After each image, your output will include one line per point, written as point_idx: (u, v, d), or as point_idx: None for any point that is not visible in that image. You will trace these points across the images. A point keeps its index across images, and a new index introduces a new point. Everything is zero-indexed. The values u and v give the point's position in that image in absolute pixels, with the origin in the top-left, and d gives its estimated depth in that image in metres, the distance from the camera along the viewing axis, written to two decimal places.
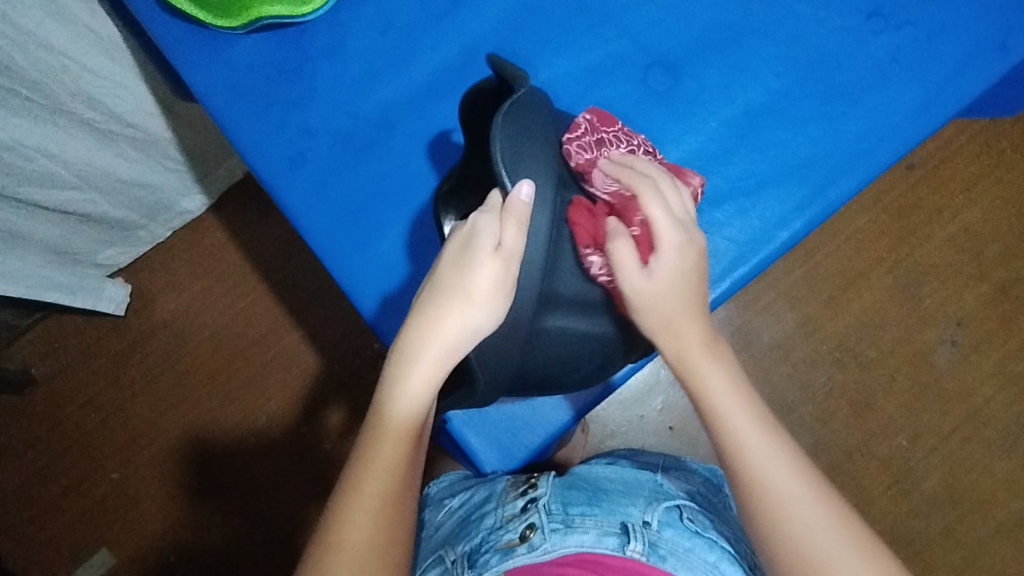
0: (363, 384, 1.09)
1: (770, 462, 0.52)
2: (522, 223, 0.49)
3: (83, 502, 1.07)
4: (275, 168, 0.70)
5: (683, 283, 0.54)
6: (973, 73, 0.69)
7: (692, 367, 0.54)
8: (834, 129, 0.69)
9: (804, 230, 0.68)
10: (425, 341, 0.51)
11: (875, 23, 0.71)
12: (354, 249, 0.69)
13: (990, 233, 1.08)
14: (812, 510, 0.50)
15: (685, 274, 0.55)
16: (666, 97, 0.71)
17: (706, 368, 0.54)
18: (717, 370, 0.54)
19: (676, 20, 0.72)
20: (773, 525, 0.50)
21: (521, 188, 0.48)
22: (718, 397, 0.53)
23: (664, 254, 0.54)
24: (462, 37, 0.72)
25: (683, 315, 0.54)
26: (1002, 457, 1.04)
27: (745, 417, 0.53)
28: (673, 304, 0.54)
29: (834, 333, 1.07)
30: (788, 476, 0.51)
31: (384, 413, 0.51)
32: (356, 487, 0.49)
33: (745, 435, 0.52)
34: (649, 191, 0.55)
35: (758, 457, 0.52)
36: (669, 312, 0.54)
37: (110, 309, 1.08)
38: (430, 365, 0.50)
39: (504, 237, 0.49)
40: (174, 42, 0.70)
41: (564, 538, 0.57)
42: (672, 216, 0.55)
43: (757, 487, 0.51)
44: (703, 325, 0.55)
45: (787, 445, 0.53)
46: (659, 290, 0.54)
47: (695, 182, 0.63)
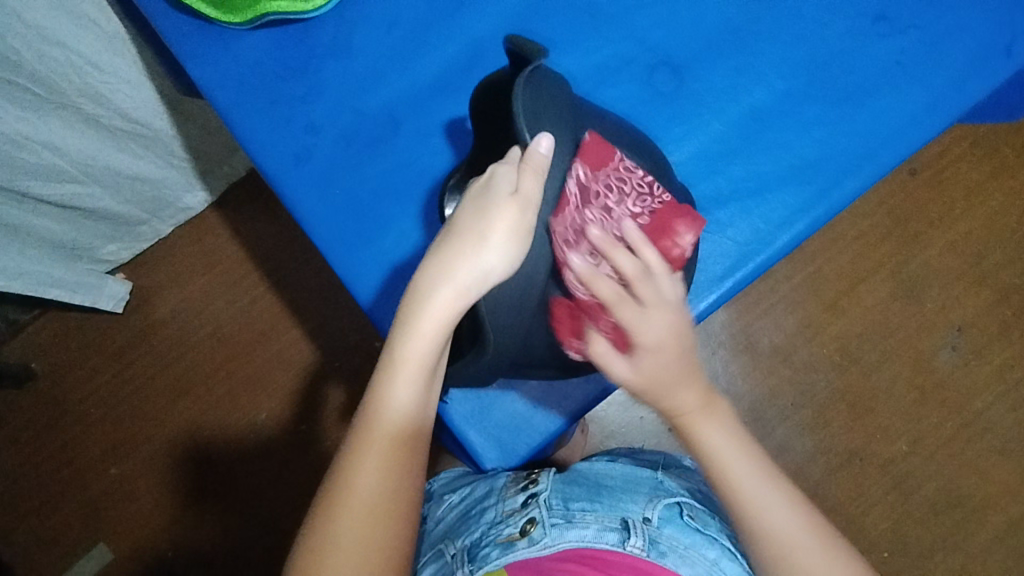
0: (363, 382, 1.09)
1: (773, 516, 0.51)
2: (540, 173, 0.51)
3: (81, 496, 1.07)
4: (279, 164, 0.70)
5: (674, 359, 0.51)
6: (977, 77, 0.69)
7: (692, 428, 0.52)
8: (838, 132, 0.69)
9: (807, 232, 0.68)
10: (441, 280, 0.49)
11: (880, 26, 0.71)
12: (357, 244, 0.69)
13: (992, 239, 1.08)
14: (814, 557, 0.50)
15: (675, 351, 0.51)
16: (671, 97, 0.71)
17: (704, 429, 0.52)
18: (719, 433, 0.52)
19: (681, 22, 0.72)
20: (784, 574, 0.50)
21: (541, 139, 0.51)
22: (720, 459, 0.52)
23: (643, 353, 0.50)
24: (468, 34, 0.72)
25: (681, 382, 0.51)
26: (1002, 463, 1.04)
27: (748, 476, 0.52)
28: (672, 372, 0.51)
29: (835, 337, 1.07)
30: (795, 523, 0.51)
31: (396, 358, 0.49)
32: (368, 433, 0.48)
33: (744, 495, 0.52)
34: (620, 294, 0.50)
35: (764, 511, 0.51)
36: (664, 384, 0.51)
37: (108, 306, 1.08)
38: (444, 306, 0.49)
39: (521, 183, 0.50)
40: (180, 36, 0.70)
41: (564, 533, 0.57)
42: (645, 312, 0.50)
43: (756, 537, 0.51)
44: (697, 384, 0.52)
45: (790, 495, 0.52)
46: (651, 368, 0.51)
47: (686, 239, 0.58)
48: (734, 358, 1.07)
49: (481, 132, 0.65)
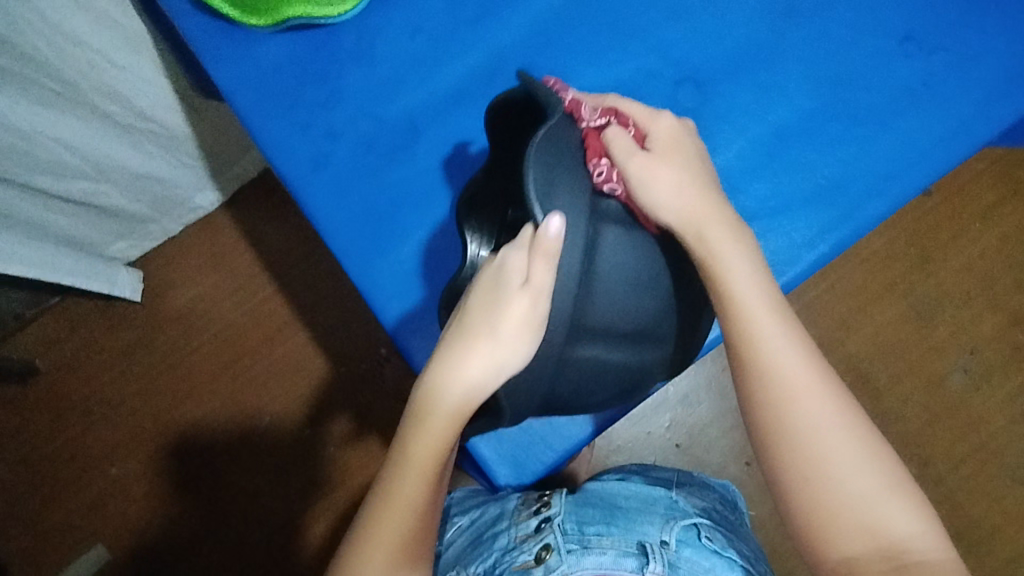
0: (368, 387, 1.08)
1: (795, 363, 0.53)
2: (551, 260, 0.48)
3: (81, 496, 1.06)
4: (297, 169, 0.69)
5: (686, 170, 0.57)
6: (1004, 102, 0.69)
7: (717, 264, 0.55)
8: (863, 153, 0.69)
9: (830, 253, 0.68)
10: (449, 387, 0.50)
11: (906, 47, 0.70)
12: (374, 253, 0.68)
13: (1007, 261, 1.07)
14: (820, 410, 0.52)
15: (688, 154, 0.59)
16: (694, 113, 0.70)
17: (729, 256, 0.55)
18: (750, 275, 0.55)
19: (705, 37, 0.71)
20: (794, 431, 0.52)
21: (551, 222, 0.47)
22: (749, 300, 0.54)
23: (660, 141, 0.58)
24: (491, 44, 0.71)
25: (711, 223, 0.56)
26: (1013, 489, 1.02)
27: (772, 321, 0.54)
28: (694, 208, 0.56)
29: (847, 356, 1.06)
30: (814, 380, 0.53)
31: (403, 459, 0.51)
32: (377, 522, 0.52)
33: (761, 334, 0.53)
34: (621, 98, 0.62)
35: (787, 360, 0.53)
36: (677, 199, 0.56)
37: (127, 295, 1.07)
38: (454, 406, 0.50)
39: (532, 275, 0.48)
40: (200, 37, 0.69)
41: (581, 560, 0.56)
42: (653, 113, 0.61)
43: (769, 379, 0.53)
44: (730, 230, 0.56)
45: (811, 354, 0.54)
46: (668, 179, 0.56)
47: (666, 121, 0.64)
48: None
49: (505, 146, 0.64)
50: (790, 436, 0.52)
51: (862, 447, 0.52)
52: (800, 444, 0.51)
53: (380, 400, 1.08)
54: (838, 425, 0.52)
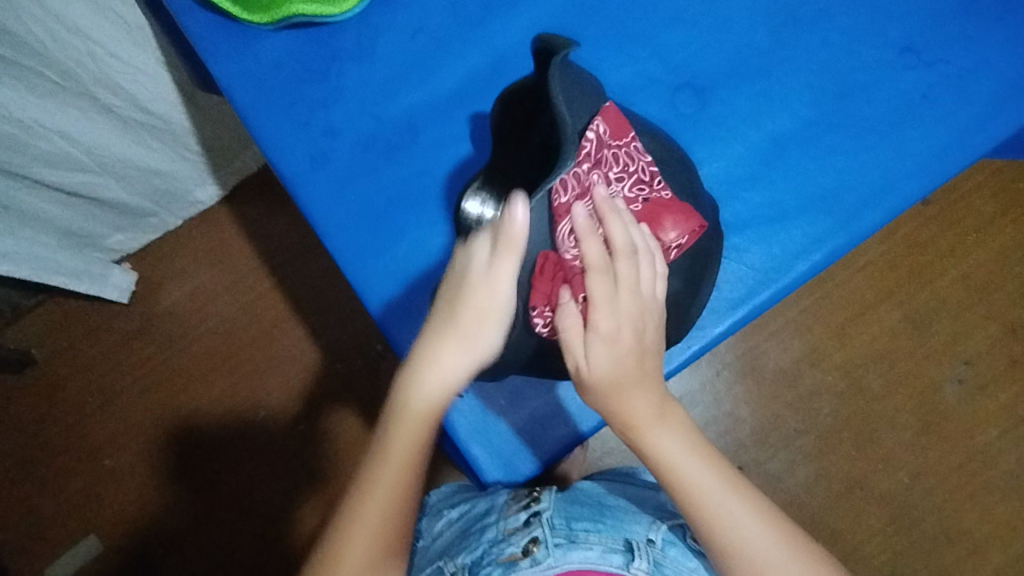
0: (364, 385, 1.08)
1: (735, 516, 0.51)
2: (515, 250, 0.50)
3: (74, 486, 1.06)
4: (296, 166, 0.69)
5: (619, 370, 0.51)
6: (1003, 114, 0.69)
7: (640, 437, 0.52)
8: (860, 163, 0.69)
9: (824, 262, 0.68)
10: (430, 371, 0.51)
11: (906, 58, 0.70)
12: (370, 251, 0.68)
13: (1004, 273, 1.07)
14: (784, 564, 0.50)
15: (636, 314, 0.52)
16: (692, 119, 0.70)
17: (659, 435, 0.52)
18: (670, 438, 0.52)
19: (706, 43, 0.72)
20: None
21: (515, 210, 0.49)
22: (679, 470, 0.51)
23: (597, 342, 0.51)
24: (492, 46, 0.72)
25: (631, 385, 0.52)
26: (1005, 500, 1.02)
27: (712, 486, 0.51)
28: (625, 378, 0.51)
29: (841, 364, 1.06)
30: (767, 541, 0.50)
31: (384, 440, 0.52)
32: (357, 513, 0.51)
33: (706, 510, 0.51)
34: (598, 270, 0.51)
35: (728, 520, 0.50)
36: (616, 391, 0.51)
37: (113, 296, 1.07)
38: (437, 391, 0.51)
39: (496, 264, 0.50)
40: (202, 33, 0.70)
41: (568, 554, 0.56)
42: (614, 301, 0.51)
43: (725, 555, 0.50)
44: (649, 391, 0.52)
45: (749, 496, 0.52)
46: (602, 375, 0.51)
47: (670, 237, 0.61)
48: (739, 379, 1.06)
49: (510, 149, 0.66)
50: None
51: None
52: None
53: (375, 398, 1.08)
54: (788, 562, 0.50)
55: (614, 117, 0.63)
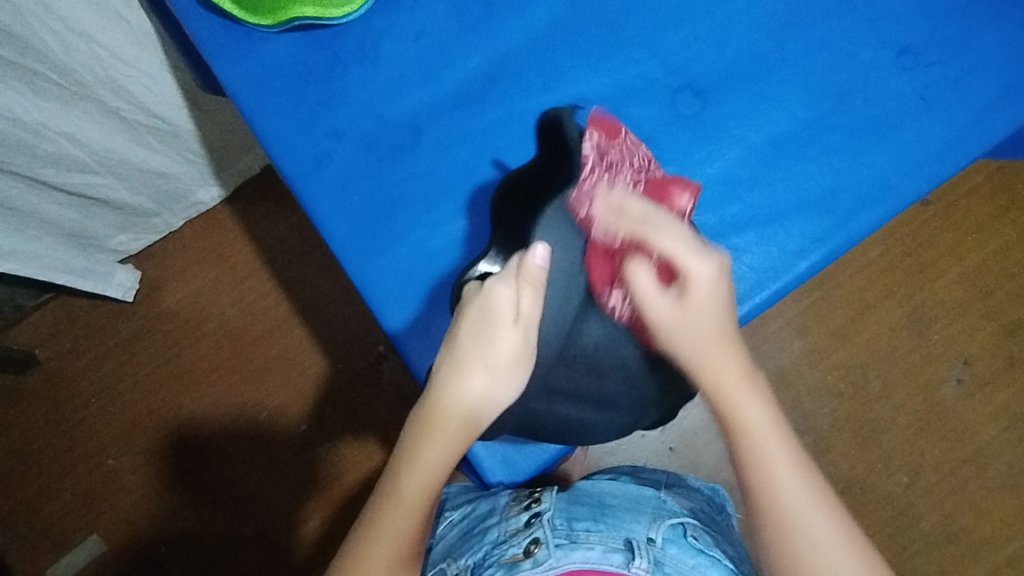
0: (365, 385, 1.09)
1: (795, 490, 0.51)
2: (536, 288, 0.52)
3: (77, 486, 1.07)
4: (299, 167, 0.70)
5: (716, 302, 0.54)
6: (999, 115, 0.70)
7: (725, 398, 0.53)
8: (859, 163, 0.70)
9: (823, 261, 0.68)
10: (446, 418, 0.52)
11: (904, 60, 0.71)
12: (372, 252, 0.69)
13: (1002, 273, 1.08)
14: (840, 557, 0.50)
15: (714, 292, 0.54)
16: (692, 120, 0.71)
17: (742, 395, 0.53)
18: (754, 406, 0.53)
19: (706, 45, 0.72)
20: (793, 556, 0.50)
21: (537, 251, 0.52)
22: (760, 431, 0.52)
23: (693, 281, 0.54)
24: (493, 48, 0.72)
25: (717, 345, 0.54)
26: (1003, 499, 1.03)
27: (790, 459, 0.52)
28: (702, 334, 0.54)
29: (840, 364, 1.07)
30: (832, 526, 0.50)
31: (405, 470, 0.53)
32: (367, 552, 0.52)
33: (779, 477, 0.51)
34: (655, 230, 0.56)
35: (789, 492, 0.51)
36: (692, 339, 0.54)
37: (118, 295, 1.08)
38: (451, 436, 0.52)
39: (521, 306, 0.52)
40: (206, 35, 0.70)
41: (569, 554, 0.56)
42: (690, 247, 0.55)
43: (790, 527, 0.50)
44: (736, 355, 0.54)
45: (813, 479, 0.52)
46: (677, 325, 0.55)
47: (685, 202, 0.61)
48: None
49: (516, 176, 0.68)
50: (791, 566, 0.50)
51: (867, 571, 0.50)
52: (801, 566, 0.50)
53: (377, 398, 1.09)
54: (841, 549, 0.50)
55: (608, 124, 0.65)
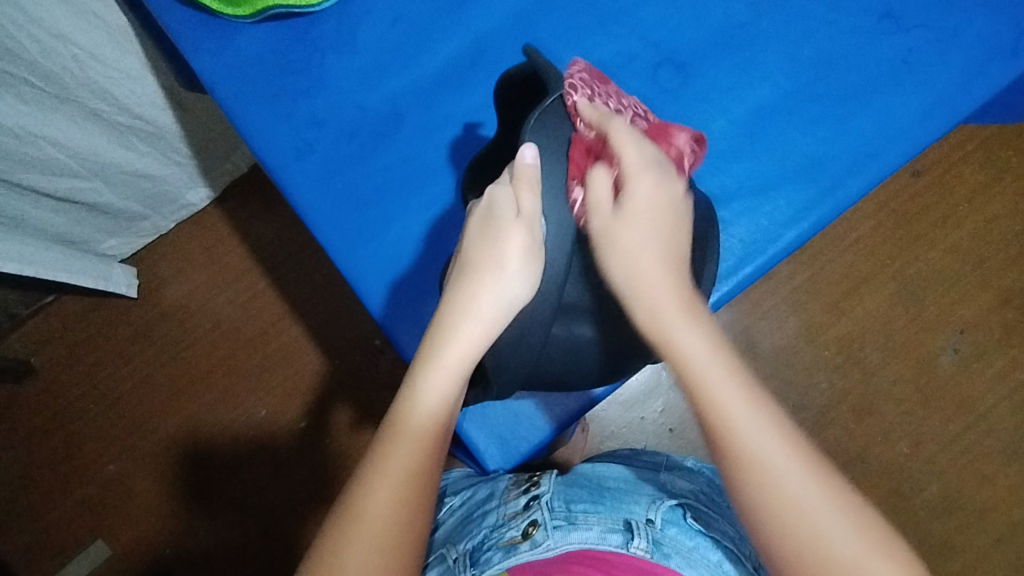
0: (362, 380, 1.09)
1: (761, 437, 0.46)
2: (534, 187, 0.52)
3: (80, 491, 1.07)
4: (281, 158, 0.70)
5: (653, 207, 0.53)
6: (984, 77, 0.69)
7: (664, 328, 0.50)
8: (843, 131, 0.69)
9: (810, 231, 0.68)
10: (462, 321, 0.50)
11: (886, 24, 0.70)
12: (360, 240, 0.68)
13: (995, 241, 1.08)
14: (773, 444, 0.46)
15: (657, 226, 0.53)
16: (675, 94, 0.71)
17: (669, 311, 0.50)
18: (695, 338, 0.49)
19: (686, 19, 0.72)
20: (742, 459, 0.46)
21: (526, 151, 0.52)
22: (681, 344, 0.49)
23: (631, 190, 0.53)
24: (472, 30, 0.72)
25: (680, 318, 0.50)
26: (1003, 467, 1.03)
27: (699, 344, 0.49)
28: (642, 274, 0.51)
29: (837, 338, 1.07)
30: (750, 412, 0.47)
31: (415, 394, 0.49)
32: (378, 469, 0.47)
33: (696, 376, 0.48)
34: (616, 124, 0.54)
35: (754, 440, 0.46)
36: (631, 262, 0.52)
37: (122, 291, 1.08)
38: (470, 340, 0.50)
39: (522, 203, 0.51)
40: (182, 29, 0.70)
41: (567, 535, 0.57)
42: (642, 160, 0.54)
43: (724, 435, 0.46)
44: (674, 290, 0.51)
45: (788, 431, 0.47)
46: (609, 217, 0.53)
47: (681, 142, 0.59)
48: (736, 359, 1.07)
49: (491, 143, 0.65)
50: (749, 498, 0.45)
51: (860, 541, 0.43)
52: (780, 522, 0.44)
53: (374, 394, 1.08)
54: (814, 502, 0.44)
55: (591, 71, 0.61)
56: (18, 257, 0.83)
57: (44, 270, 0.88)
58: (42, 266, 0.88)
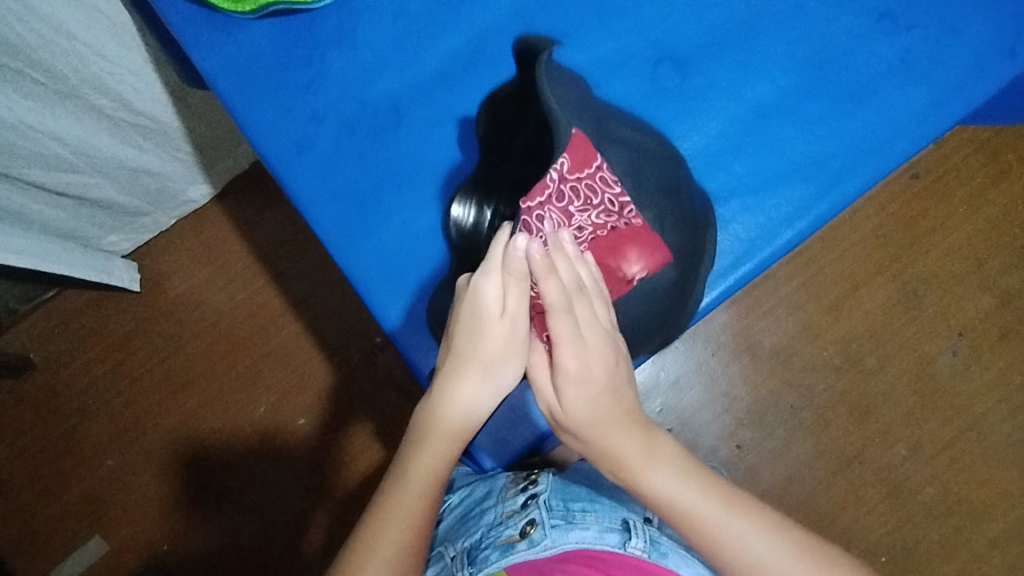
0: (361, 378, 1.09)
1: (748, 543, 0.49)
2: (522, 277, 0.52)
3: (78, 487, 1.07)
4: (282, 153, 0.70)
5: (600, 403, 0.51)
6: (981, 78, 0.69)
7: (632, 476, 0.51)
8: (842, 130, 0.69)
9: (807, 230, 0.68)
10: (464, 369, 0.54)
11: (884, 25, 0.71)
12: (359, 235, 0.69)
13: (994, 243, 1.08)
14: (735, 526, 0.50)
15: (605, 397, 0.52)
16: (675, 92, 0.71)
17: (617, 436, 0.51)
18: (637, 440, 0.52)
19: (686, 17, 0.72)
20: (718, 549, 0.49)
21: (517, 243, 0.51)
22: (632, 461, 0.51)
23: (569, 382, 0.52)
24: (472, 27, 0.72)
25: (644, 460, 0.51)
26: (1001, 468, 1.03)
27: (638, 446, 0.51)
28: (605, 420, 0.52)
29: (836, 339, 1.07)
30: (710, 505, 0.50)
31: (430, 426, 0.54)
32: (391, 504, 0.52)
33: (649, 485, 0.51)
34: (559, 308, 0.51)
35: (720, 529, 0.49)
36: (589, 426, 0.51)
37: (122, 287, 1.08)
38: (475, 384, 0.54)
39: (507, 294, 0.53)
40: (181, 21, 0.69)
41: (565, 534, 0.56)
42: (580, 337, 0.52)
43: (697, 538, 0.50)
44: (632, 427, 0.52)
45: (738, 503, 0.51)
46: (581, 415, 0.52)
47: (633, 270, 0.62)
48: (735, 359, 1.07)
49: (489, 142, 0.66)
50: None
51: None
52: None
53: (374, 391, 1.08)
54: (784, 560, 0.49)
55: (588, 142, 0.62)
56: (20, 252, 0.84)
57: (46, 263, 0.89)
58: (44, 261, 0.88)
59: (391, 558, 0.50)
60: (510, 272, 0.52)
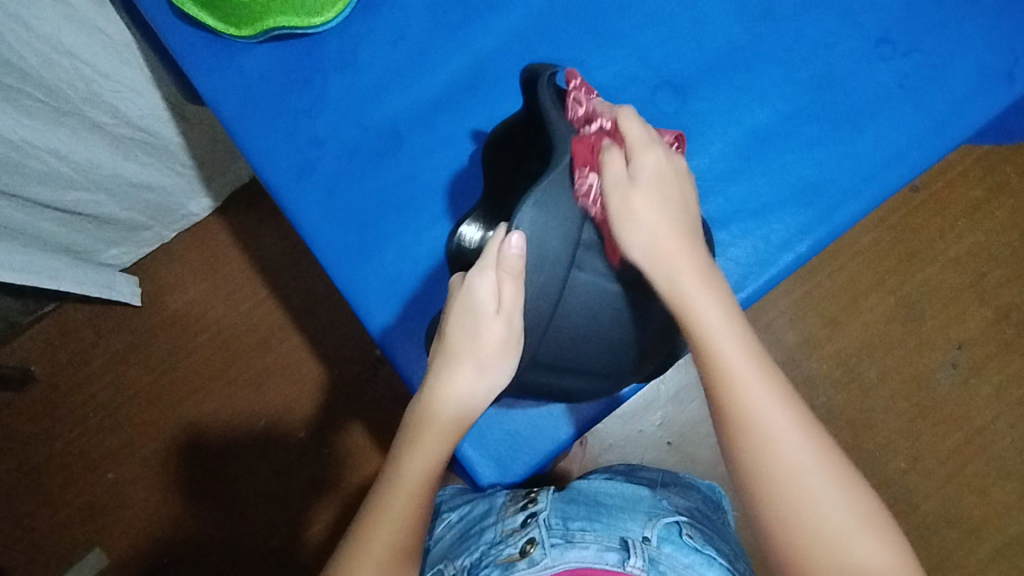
0: (361, 392, 1.09)
1: (774, 415, 0.50)
2: (517, 276, 0.52)
3: (78, 500, 1.07)
4: (284, 178, 0.70)
5: (669, 194, 0.57)
6: (978, 102, 0.70)
7: (686, 308, 0.54)
8: (841, 154, 0.70)
9: (807, 254, 0.69)
10: (457, 363, 0.54)
11: (882, 49, 0.71)
12: (360, 257, 0.69)
13: (993, 256, 1.08)
14: (773, 402, 0.51)
15: (672, 195, 0.57)
16: (674, 116, 0.71)
17: (682, 267, 0.55)
18: (701, 284, 0.55)
19: (684, 41, 0.72)
20: (747, 404, 0.51)
21: (511, 241, 0.51)
22: (693, 296, 0.55)
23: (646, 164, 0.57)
24: (473, 50, 0.73)
25: (703, 301, 0.54)
26: (1001, 481, 1.03)
27: (703, 289, 0.55)
28: (666, 232, 0.56)
29: (836, 353, 1.07)
30: (755, 369, 0.52)
31: (423, 424, 0.55)
32: (383, 507, 0.53)
33: (702, 324, 0.54)
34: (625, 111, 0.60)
35: (754, 389, 0.51)
36: (652, 227, 0.56)
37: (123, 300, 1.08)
38: (466, 378, 0.54)
39: (501, 292, 0.52)
40: (184, 47, 0.71)
41: (564, 553, 0.57)
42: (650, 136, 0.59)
43: (732, 382, 0.52)
44: (700, 272, 0.56)
45: (783, 389, 0.52)
46: (650, 200, 0.57)
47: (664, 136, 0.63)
48: None
49: (489, 168, 0.67)
50: (750, 463, 0.50)
51: (840, 488, 0.48)
52: (772, 468, 0.49)
53: (375, 404, 1.08)
54: (805, 452, 0.49)
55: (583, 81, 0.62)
56: (23, 269, 0.84)
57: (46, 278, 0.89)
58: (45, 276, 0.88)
59: (383, 559, 0.51)
60: (504, 269, 0.51)
